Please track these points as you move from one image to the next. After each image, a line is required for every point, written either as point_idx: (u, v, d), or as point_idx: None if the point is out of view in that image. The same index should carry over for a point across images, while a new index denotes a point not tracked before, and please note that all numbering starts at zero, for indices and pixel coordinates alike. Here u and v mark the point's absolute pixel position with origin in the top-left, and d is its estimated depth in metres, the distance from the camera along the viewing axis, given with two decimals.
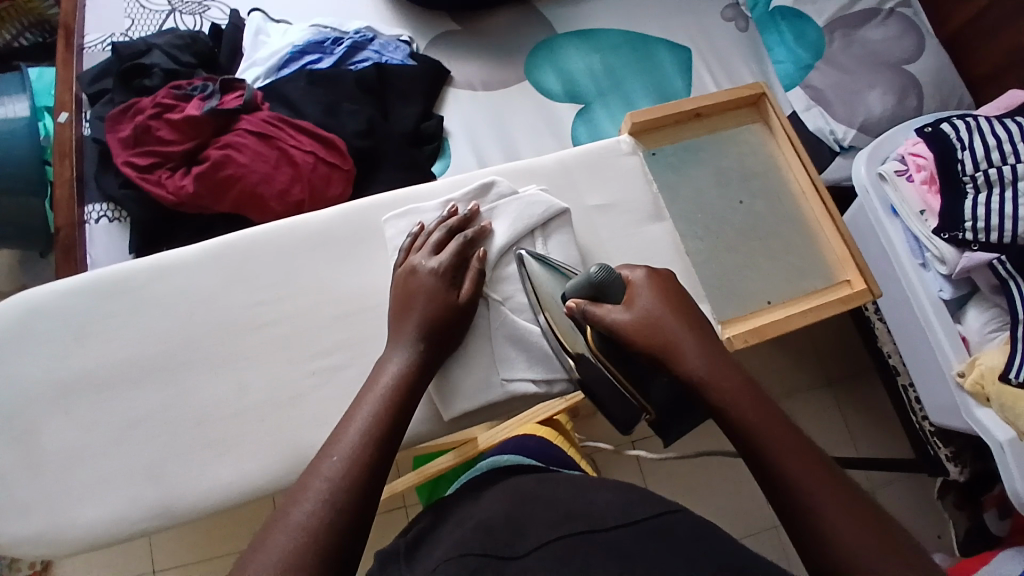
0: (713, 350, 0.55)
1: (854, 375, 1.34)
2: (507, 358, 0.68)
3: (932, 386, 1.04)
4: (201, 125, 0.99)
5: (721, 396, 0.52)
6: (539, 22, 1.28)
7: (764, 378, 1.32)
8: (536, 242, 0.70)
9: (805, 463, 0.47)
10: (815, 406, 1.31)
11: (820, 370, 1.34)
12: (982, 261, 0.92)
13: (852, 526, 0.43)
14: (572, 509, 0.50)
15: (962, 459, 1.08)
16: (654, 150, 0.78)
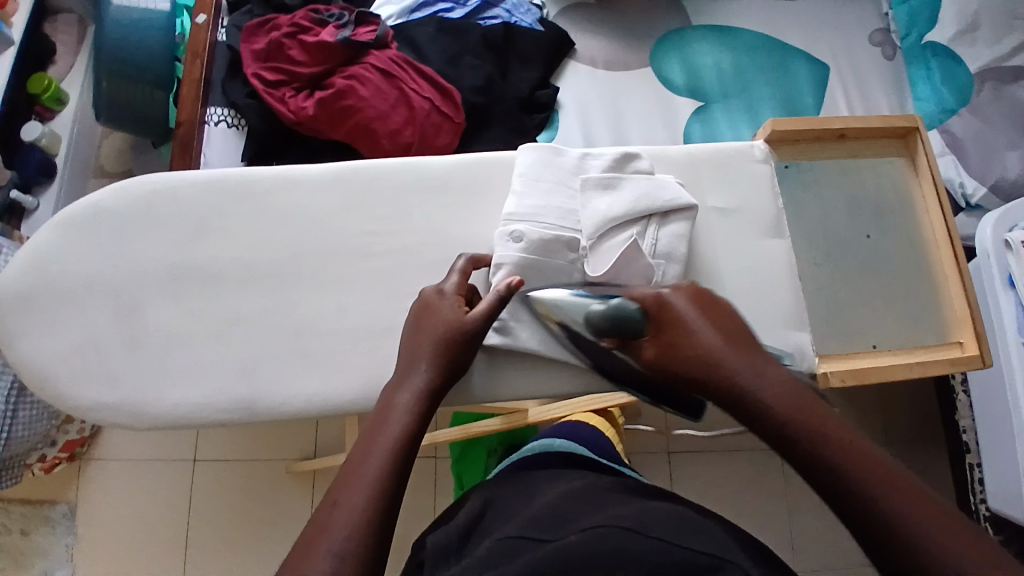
0: (755, 358, 0.50)
1: (922, 442, 1.28)
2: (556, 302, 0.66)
3: (1004, 471, 0.99)
4: (332, 52, 1.02)
5: (771, 406, 0.47)
6: (675, 9, 1.24)
7: None
8: (649, 227, 0.66)
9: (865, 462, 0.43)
10: None
11: (883, 428, 1.28)
12: None
13: (933, 530, 0.39)
14: (617, 512, 0.45)
15: (1010, 550, 1.04)
16: (787, 162, 0.75)
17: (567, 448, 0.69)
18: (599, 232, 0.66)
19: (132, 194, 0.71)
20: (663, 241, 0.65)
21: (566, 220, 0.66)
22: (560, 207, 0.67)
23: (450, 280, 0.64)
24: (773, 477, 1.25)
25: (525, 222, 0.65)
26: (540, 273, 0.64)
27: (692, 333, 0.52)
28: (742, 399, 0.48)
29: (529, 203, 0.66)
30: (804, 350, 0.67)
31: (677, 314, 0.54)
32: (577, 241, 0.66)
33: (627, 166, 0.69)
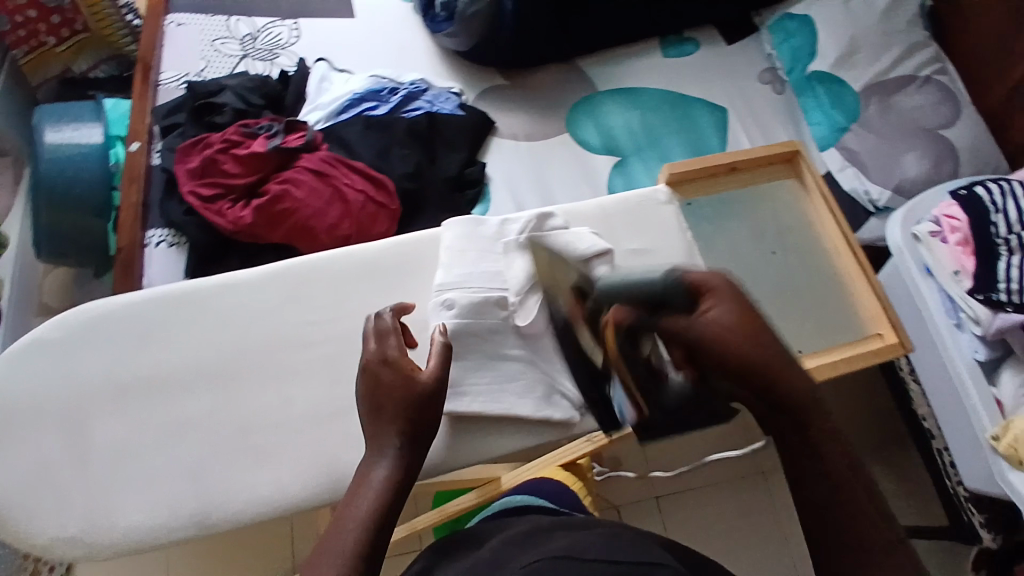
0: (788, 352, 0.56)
1: (892, 444, 1.31)
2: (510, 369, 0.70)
3: (970, 453, 1.00)
4: (263, 160, 1.07)
5: (786, 389, 0.54)
6: (582, 80, 1.36)
7: (795, 441, 1.30)
8: None
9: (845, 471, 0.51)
10: None
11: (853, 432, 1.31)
12: (1017, 322, 0.88)
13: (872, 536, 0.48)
14: (555, 546, 0.47)
15: (996, 527, 1.05)
16: (690, 200, 0.82)
17: (522, 501, 0.72)
18: (525, 288, 0.71)
19: (73, 319, 0.72)
20: (584, 286, 0.70)
21: (494, 281, 0.71)
22: (487, 271, 0.71)
23: (372, 328, 0.65)
24: (759, 501, 1.27)
25: (456, 290, 0.69)
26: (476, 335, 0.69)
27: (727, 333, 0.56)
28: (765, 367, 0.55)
29: (457, 272, 0.71)
30: None
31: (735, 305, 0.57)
32: (505, 299, 0.70)
33: (545, 225, 0.75)
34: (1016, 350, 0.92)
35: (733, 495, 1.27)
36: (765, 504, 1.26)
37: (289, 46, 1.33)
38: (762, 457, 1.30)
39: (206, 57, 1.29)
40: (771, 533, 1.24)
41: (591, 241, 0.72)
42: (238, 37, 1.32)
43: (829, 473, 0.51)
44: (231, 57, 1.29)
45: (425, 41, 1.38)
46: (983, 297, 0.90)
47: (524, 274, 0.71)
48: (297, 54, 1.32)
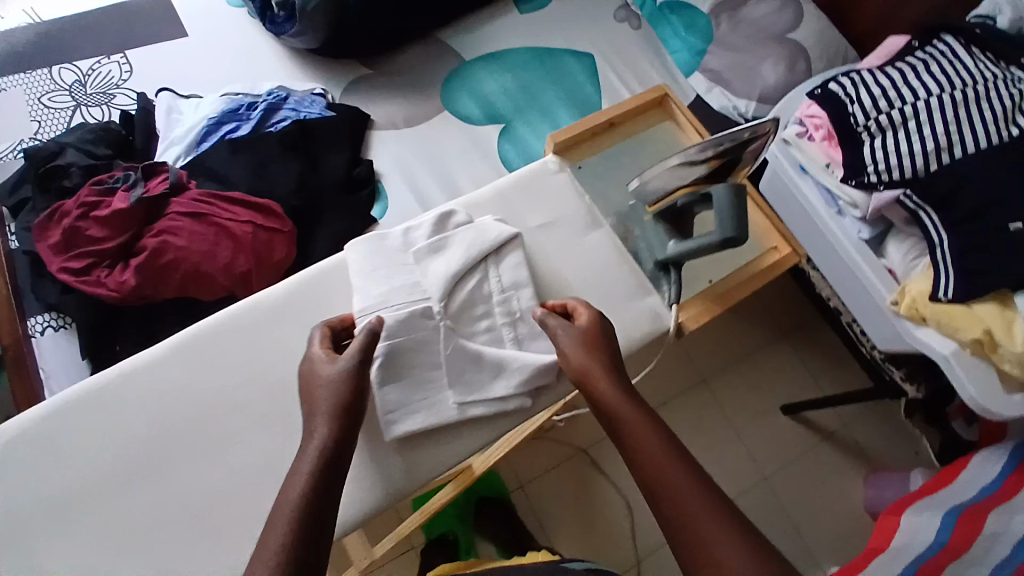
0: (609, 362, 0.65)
1: (807, 329, 1.45)
2: (481, 383, 0.70)
3: (874, 320, 1.09)
4: (130, 216, 0.99)
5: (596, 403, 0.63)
6: (447, 52, 1.33)
7: (725, 346, 1.43)
8: (490, 268, 0.73)
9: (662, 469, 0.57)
10: (779, 357, 1.42)
11: (774, 326, 1.45)
12: (889, 198, 0.95)
13: (701, 526, 0.53)
14: None
15: (914, 377, 1.16)
16: (580, 163, 0.86)
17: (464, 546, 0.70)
18: (446, 290, 0.71)
19: None
20: (508, 270, 0.74)
21: (413, 293, 0.70)
22: (404, 285, 0.71)
23: (320, 351, 0.66)
24: (708, 412, 1.38)
25: (377, 312, 0.68)
26: (413, 349, 0.69)
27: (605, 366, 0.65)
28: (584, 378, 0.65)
29: (376, 292, 0.70)
30: (660, 311, 0.76)
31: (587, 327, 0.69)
32: (431, 307, 0.70)
33: (450, 222, 0.76)
34: (895, 222, 0.99)
35: (683, 412, 1.37)
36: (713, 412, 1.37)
37: (123, 83, 1.21)
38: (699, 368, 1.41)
39: (36, 117, 1.16)
40: (723, 434, 1.36)
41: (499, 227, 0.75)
42: (66, 86, 1.19)
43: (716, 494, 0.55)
44: (62, 109, 1.17)
45: (272, 47, 1.30)
46: (855, 184, 0.97)
47: (438, 275, 0.72)
48: (135, 90, 1.21)
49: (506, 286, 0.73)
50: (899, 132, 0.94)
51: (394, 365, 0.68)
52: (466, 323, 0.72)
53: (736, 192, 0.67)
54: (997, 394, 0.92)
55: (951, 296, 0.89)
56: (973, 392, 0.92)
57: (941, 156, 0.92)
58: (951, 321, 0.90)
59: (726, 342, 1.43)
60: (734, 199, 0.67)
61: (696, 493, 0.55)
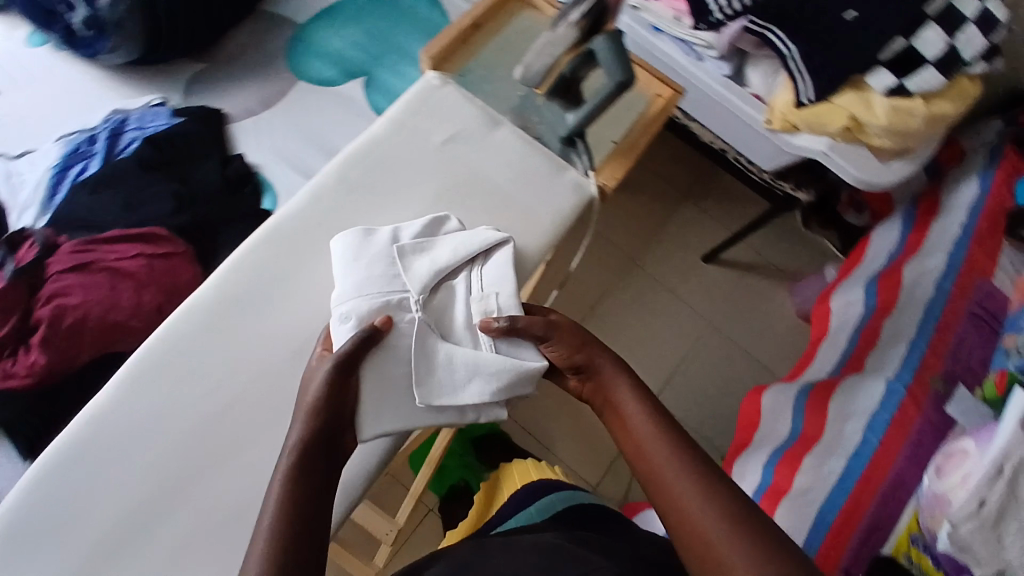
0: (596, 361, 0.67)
1: (699, 178, 1.55)
2: (470, 386, 0.67)
3: (757, 143, 1.21)
4: (7, 293, 0.90)
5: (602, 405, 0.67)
6: (280, 24, 1.26)
7: (641, 221, 1.50)
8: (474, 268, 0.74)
9: (659, 470, 0.59)
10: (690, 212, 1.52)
11: (675, 185, 1.54)
12: (736, 29, 1.01)
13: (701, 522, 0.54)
14: None
15: (803, 184, 1.30)
16: (460, 73, 0.86)
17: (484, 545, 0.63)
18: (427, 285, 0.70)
19: None
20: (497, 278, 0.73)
21: (391, 284, 0.70)
22: (385, 275, 0.71)
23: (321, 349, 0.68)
24: (641, 282, 1.46)
25: (355, 303, 0.69)
26: (409, 349, 0.68)
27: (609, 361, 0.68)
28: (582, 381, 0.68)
29: (355, 281, 0.70)
30: (581, 180, 0.81)
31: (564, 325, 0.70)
32: (409, 299, 0.70)
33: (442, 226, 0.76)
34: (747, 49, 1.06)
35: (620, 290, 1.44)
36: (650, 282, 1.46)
37: None
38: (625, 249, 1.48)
39: None
40: (660, 298, 1.44)
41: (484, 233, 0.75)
42: None
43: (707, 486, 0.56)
44: None
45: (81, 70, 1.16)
46: (704, 26, 1.04)
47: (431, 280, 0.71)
48: None
49: (486, 288, 0.72)
50: None
51: (398, 361, 0.67)
52: (450, 326, 0.71)
53: (614, 38, 0.74)
54: (873, 167, 1.08)
55: (812, 97, 1.01)
56: (853, 172, 1.08)
57: None
58: (818, 120, 1.03)
59: (634, 215, 1.51)
60: (614, 45, 0.74)
61: (690, 491, 0.56)
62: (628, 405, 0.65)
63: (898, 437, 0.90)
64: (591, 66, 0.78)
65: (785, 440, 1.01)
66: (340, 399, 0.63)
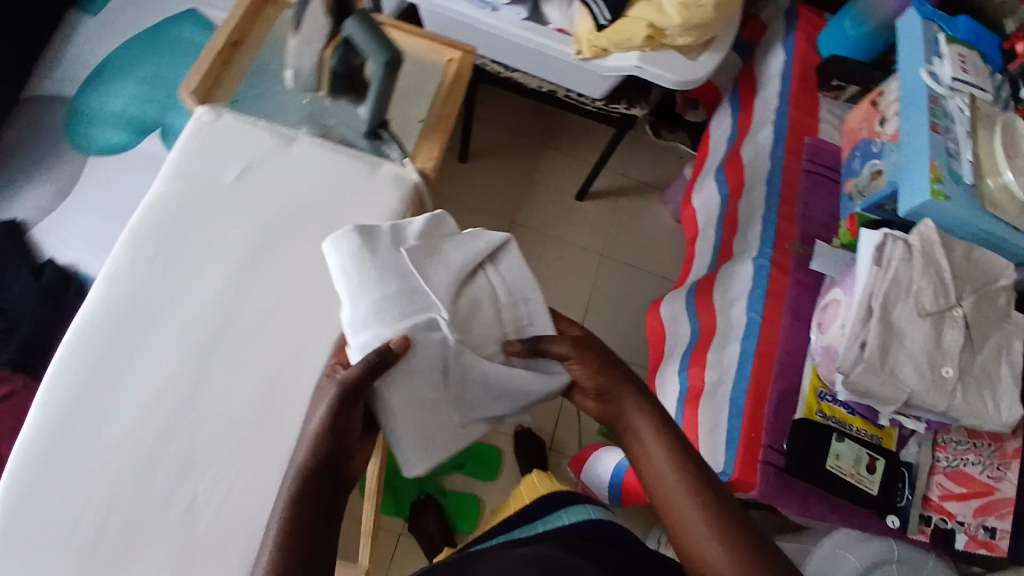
0: (612, 381, 0.61)
1: (540, 136, 1.68)
2: (486, 403, 0.65)
3: (576, 75, 1.24)
4: None
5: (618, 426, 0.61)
6: (51, 102, 1.13)
7: (512, 185, 1.61)
8: (488, 271, 0.68)
9: (679, 510, 0.54)
10: (552, 161, 1.65)
11: (528, 140, 1.66)
12: None
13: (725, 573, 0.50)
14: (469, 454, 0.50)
15: (633, 100, 1.32)
16: (232, 100, 0.79)
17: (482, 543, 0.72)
18: (450, 302, 0.62)
19: None
20: (508, 279, 0.68)
21: (406, 299, 0.62)
22: (398, 288, 0.62)
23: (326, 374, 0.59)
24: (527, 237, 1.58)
25: (371, 328, 0.60)
26: (425, 373, 0.61)
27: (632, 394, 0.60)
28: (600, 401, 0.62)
29: (367, 305, 0.61)
30: (398, 171, 0.76)
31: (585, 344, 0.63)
32: (436, 317, 0.61)
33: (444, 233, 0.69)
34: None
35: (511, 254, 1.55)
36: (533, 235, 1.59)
37: None
38: (500, 214, 1.58)
39: None
40: (551, 248, 1.57)
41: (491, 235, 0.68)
42: None
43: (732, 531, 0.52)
44: None
45: None
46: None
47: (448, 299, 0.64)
48: None
49: (507, 285, 0.67)
50: None
51: (420, 376, 0.61)
52: (476, 335, 0.63)
53: (367, 22, 0.65)
54: (689, 66, 1.15)
55: (608, 18, 1.10)
56: (668, 77, 1.14)
57: None
58: (620, 38, 1.10)
59: (496, 185, 1.61)
60: (364, 23, 0.64)
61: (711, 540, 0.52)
62: (652, 443, 0.58)
63: (779, 306, 0.95)
64: (359, 54, 0.70)
65: (689, 340, 1.10)
66: (342, 448, 0.55)
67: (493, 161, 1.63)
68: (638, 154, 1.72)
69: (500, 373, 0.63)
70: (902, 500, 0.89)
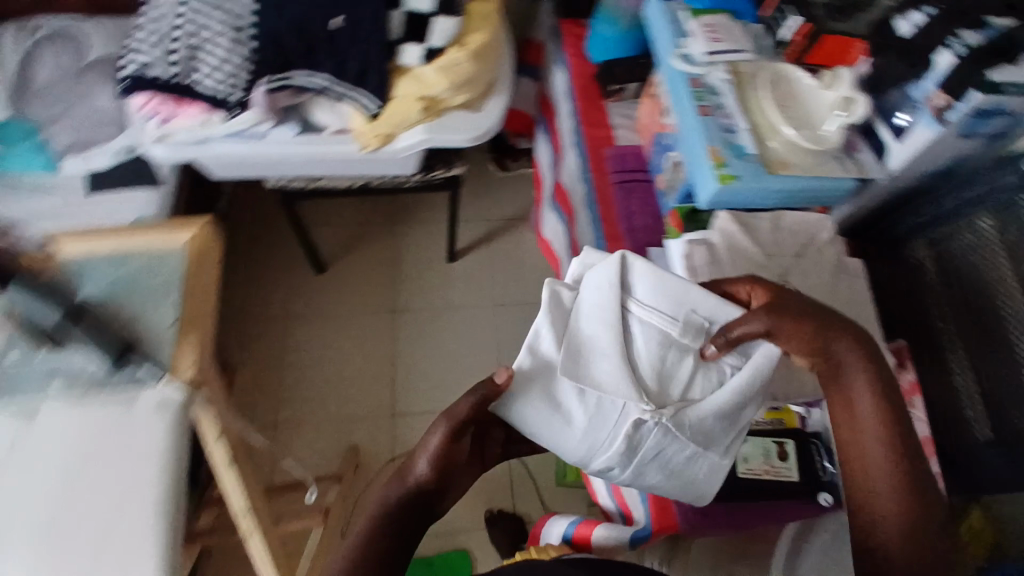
0: (868, 356, 0.59)
1: (388, 215, 1.65)
2: (636, 434, 0.68)
3: (379, 164, 1.19)
4: None
5: (810, 348, 0.61)
6: None
7: (380, 274, 1.58)
8: (630, 304, 0.72)
9: (872, 474, 0.54)
10: (410, 236, 1.62)
11: (376, 227, 1.63)
12: (262, 97, 0.99)
13: (897, 551, 0.50)
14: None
15: (447, 162, 1.29)
16: None
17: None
18: (568, 368, 0.69)
19: None
20: (652, 305, 0.72)
21: (556, 369, 0.69)
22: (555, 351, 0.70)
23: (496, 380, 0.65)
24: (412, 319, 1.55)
25: (525, 396, 0.67)
26: (549, 398, 0.68)
27: (842, 341, 0.60)
28: (807, 335, 0.61)
29: (550, 348, 0.71)
30: (158, 395, 0.61)
31: (792, 303, 0.62)
32: (573, 386, 0.69)
33: (564, 310, 0.73)
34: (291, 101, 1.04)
35: (407, 344, 1.52)
36: (418, 315, 1.56)
37: None
38: (378, 309, 1.55)
39: None
40: (444, 320, 1.56)
41: (606, 270, 0.73)
42: None
43: (919, 510, 0.51)
44: None
45: None
46: (237, 112, 1.00)
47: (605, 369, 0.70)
48: None
49: (652, 317, 0.72)
50: (203, 54, 0.97)
51: (540, 409, 0.67)
52: (668, 391, 0.70)
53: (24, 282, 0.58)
54: (478, 117, 1.13)
55: (378, 105, 1.03)
56: (460, 138, 1.11)
57: (247, 33, 0.97)
58: (394, 119, 1.06)
59: (366, 282, 1.57)
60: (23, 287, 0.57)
61: (891, 500, 0.52)
62: (868, 403, 0.57)
63: None
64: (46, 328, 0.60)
65: None
66: (437, 488, 0.59)
67: (350, 261, 1.58)
68: (490, 192, 1.71)
69: (695, 408, 0.69)
70: (826, 473, 0.85)
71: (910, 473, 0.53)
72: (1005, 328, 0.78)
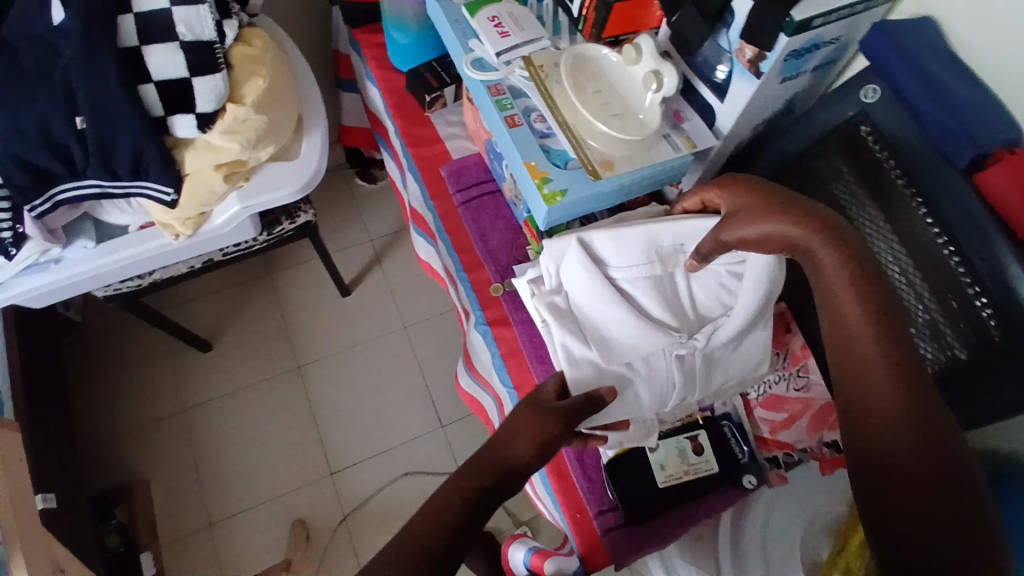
0: (845, 240, 0.53)
1: (266, 269, 1.55)
2: (655, 380, 0.70)
3: (213, 244, 1.04)
4: None
5: (797, 250, 0.54)
6: None
7: (276, 334, 1.49)
8: (630, 264, 0.70)
9: (872, 383, 0.48)
10: (295, 288, 1.53)
11: (256, 289, 1.53)
12: (36, 225, 0.87)
13: (902, 461, 0.45)
14: None
15: (293, 211, 1.16)
16: None
17: None
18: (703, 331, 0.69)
19: None
20: (632, 262, 0.70)
21: (599, 352, 0.69)
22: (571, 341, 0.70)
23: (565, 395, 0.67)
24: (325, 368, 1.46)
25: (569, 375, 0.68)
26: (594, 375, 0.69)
27: (792, 228, 0.54)
28: (791, 240, 0.54)
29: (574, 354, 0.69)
30: None
31: (772, 202, 0.56)
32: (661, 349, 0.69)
33: (564, 308, 0.73)
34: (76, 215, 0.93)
35: (324, 396, 1.43)
36: (330, 363, 1.47)
37: None
38: (286, 369, 1.46)
39: None
40: (357, 359, 1.47)
41: (575, 258, 0.71)
42: None
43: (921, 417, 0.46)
44: None
45: None
46: (15, 247, 0.88)
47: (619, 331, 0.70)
48: None
49: (653, 268, 0.70)
50: None
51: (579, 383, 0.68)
52: (681, 320, 0.70)
53: None
54: (297, 165, 1.01)
55: (172, 192, 0.91)
56: (283, 194, 0.99)
57: None
58: (198, 199, 0.94)
59: (265, 346, 1.47)
60: None
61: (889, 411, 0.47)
62: (846, 284, 0.51)
63: (522, 364, 0.82)
64: None
65: (493, 417, 0.99)
66: (508, 466, 0.61)
67: (240, 332, 1.48)
68: (364, 216, 1.62)
69: (724, 325, 0.69)
70: (744, 456, 0.81)
71: (904, 353, 0.49)
72: (838, 196, 0.70)
